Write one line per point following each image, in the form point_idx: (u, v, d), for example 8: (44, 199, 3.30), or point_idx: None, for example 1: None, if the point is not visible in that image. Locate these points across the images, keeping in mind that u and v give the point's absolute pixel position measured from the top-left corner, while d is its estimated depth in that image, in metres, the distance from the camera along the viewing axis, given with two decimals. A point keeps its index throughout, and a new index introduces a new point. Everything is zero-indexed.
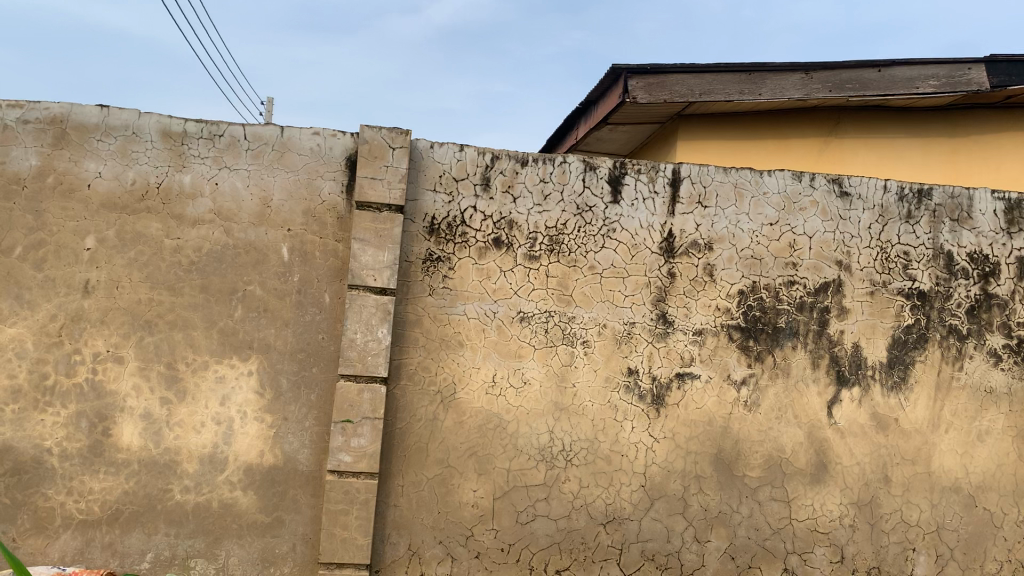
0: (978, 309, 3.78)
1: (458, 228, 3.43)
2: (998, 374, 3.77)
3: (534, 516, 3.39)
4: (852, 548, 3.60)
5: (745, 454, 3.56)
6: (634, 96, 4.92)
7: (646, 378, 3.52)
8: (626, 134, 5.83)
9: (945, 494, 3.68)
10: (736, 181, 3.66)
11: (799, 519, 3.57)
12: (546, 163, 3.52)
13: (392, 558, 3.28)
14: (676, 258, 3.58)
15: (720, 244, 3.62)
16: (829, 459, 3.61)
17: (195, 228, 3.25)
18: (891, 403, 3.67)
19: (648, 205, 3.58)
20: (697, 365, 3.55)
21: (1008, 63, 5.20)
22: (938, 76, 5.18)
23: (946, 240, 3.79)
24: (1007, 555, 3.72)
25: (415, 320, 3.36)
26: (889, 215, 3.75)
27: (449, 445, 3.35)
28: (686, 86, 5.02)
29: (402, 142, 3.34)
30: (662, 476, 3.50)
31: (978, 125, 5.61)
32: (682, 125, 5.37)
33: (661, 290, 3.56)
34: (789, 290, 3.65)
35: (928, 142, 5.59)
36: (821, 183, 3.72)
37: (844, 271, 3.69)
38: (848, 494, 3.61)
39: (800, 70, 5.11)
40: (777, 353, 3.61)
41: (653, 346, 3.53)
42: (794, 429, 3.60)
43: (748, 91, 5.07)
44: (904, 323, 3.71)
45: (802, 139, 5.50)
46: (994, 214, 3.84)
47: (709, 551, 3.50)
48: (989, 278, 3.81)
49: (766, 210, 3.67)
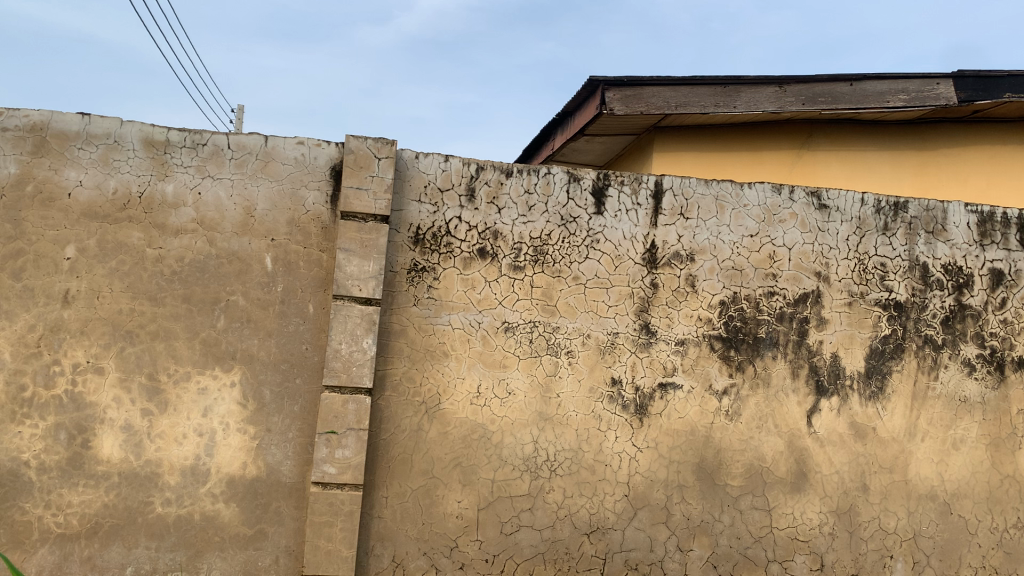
0: (952, 319, 3.85)
1: (443, 238, 3.43)
2: (973, 384, 3.84)
3: (519, 526, 3.39)
4: (832, 556, 3.64)
5: (727, 463, 3.59)
6: (611, 108, 4.97)
7: (630, 388, 3.54)
8: (602, 145, 5.87)
9: (922, 501, 3.74)
10: (718, 193, 3.70)
11: (780, 527, 3.61)
12: (531, 174, 3.54)
13: (376, 569, 3.26)
14: (659, 269, 3.62)
15: (702, 255, 3.66)
16: (808, 468, 3.65)
17: (177, 237, 3.22)
18: (869, 412, 3.72)
19: (631, 216, 3.61)
20: (680, 374, 3.58)
21: (975, 78, 5.31)
22: (907, 90, 5.28)
23: (922, 252, 3.86)
24: (982, 561, 3.78)
25: (399, 330, 3.36)
26: (866, 227, 3.81)
27: (434, 456, 3.35)
28: (663, 98, 5.07)
29: (387, 152, 3.34)
30: (645, 485, 3.52)
31: (945, 139, 5.73)
32: (659, 137, 5.43)
33: (644, 300, 3.59)
34: (769, 300, 3.69)
35: (897, 155, 5.69)
36: (800, 195, 3.77)
37: (822, 282, 3.75)
38: (828, 502, 3.66)
39: (774, 83, 5.18)
40: (757, 363, 3.65)
41: (637, 356, 3.56)
42: (774, 438, 3.64)
43: (723, 103, 5.14)
44: (881, 333, 3.77)
45: (775, 152, 5.58)
46: (968, 226, 3.91)
47: (692, 560, 3.53)
48: (963, 289, 3.88)
49: (747, 222, 3.72)
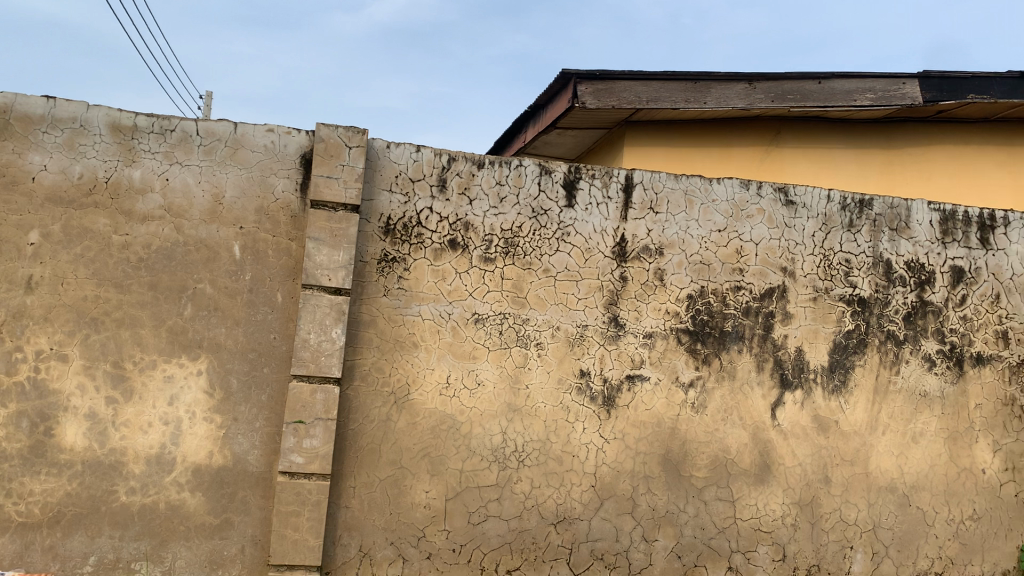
0: (914, 315, 3.92)
1: (414, 228, 3.43)
2: (933, 378, 3.92)
3: (486, 517, 3.41)
4: (794, 546, 3.70)
5: (692, 455, 3.64)
6: (583, 101, 4.99)
7: (598, 380, 3.57)
8: (573, 138, 5.89)
9: (882, 493, 3.82)
10: (687, 188, 3.73)
11: (743, 518, 3.66)
12: (502, 166, 3.54)
13: (343, 559, 3.26)
14: (628, 263, 3.64)
15: (671, 249, 3.69)
16: (772, 459, 3.71)
17: (144, 224, 3.19)
18: (831, 405, 3.79)
19: (602, 209, 3.63)
20: (648, 367, 3.62)
21: (940, 78, 5.40)
22: (874, 89, 5.35)
23: (885, 249, 3.92)
24: (939, 552, 3.86)
25: (369, 320, 3.35)
26: (832, 224, 3.87)
27: (402, 446, 3.35)
28: (634, 92, 5.10)
29: (358, 141, 3.33)
30: (612, 476, 3.55)
31: (910, 138, 5.83)
32: (630, 132, 5.46)
33: (613, 293, 3.62)
34: (736, 295, 3.74)
35: (863, 153, 5.78)
36: (767, 191, 3.81)
37: (788, 277, 3.80)
38: (791, 494, 3.72)
39: (744, 80, 5.23)
40: (723, 356, 3.69)
41: (605, 349, 3.59)
42: (738, 430, 3.69)
43: (694, 99, 5.19)
44: (844, 328, 3.83)
45: (744, 148, 5.64)
46: (930, 224, 3.98)
47: (656, 550, 3.57)
48: (925, 286, 3.95)
49: (716, 217, 3.75)
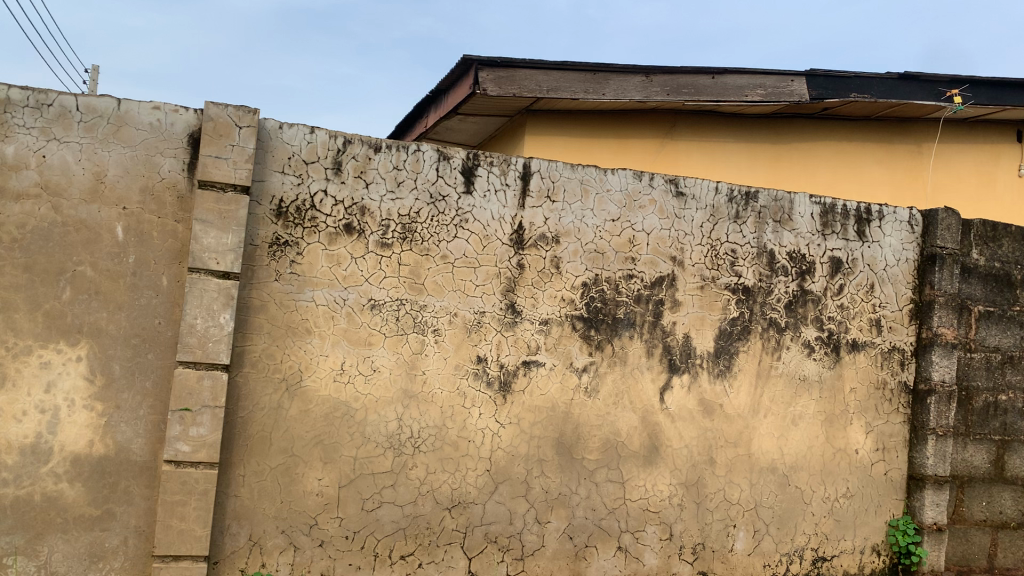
0: (795, 304, 4.10)
1: (307, 212, 3.37)
2: (811, 363, 4.10)
3: (380, 503, 3.40)
4: (681, 526, 3.84)
5: (584, 438, 3.72)
6: (484, 88, 5.00)
7: (494, 365, 3.60)
8: (475, 124, 5.90)
9: (763, 473, 3.99)
10: (583, 177, 3.80)
11: (633, 499, 3.77)
12: (399, 150, 3.52)
13: (232, 548, 3.20)
14: (525, 250, 3.68)
15: (567, 237, 3.75)
16: (660, 442, 3.83)
17: (18, 203, 3.03)
18: (717, 389, 3.94)
19: (500, 196, 3.66)
20: (543, 353, 3.68)
21: (825, 77, 5.65)
22: (764, 85, 5.55)
23: (769, 240, 4.08)
24: (815, 528, 4.06)
25: (259, 306, 3.28)
26: (719, 215, 4.01)
27: (294, 434, 3.30)
28: (534, 81, 5.14)
29: (249, 121, 3.24)
30: (507, 460, 3.59)
31: (798, 134, 6.07)
32: (530, 120, 5.51)
33: (510, 280, 3.65)
34: (628, 283, 3.83)
35: (754, 147, 5.99)
36: (659, 182, 3.92)
37: (678, 266, 3.92)
38: (678, 475, 3.85)
39: (641, 73, 5.34)
40: (615, 342, 3.79)
41: (502, 335, 3.62)
42: (629, 414, 3.79)
43: (593, 90, 5.27)
44: (730, 315, 3.98)
45: (641, 139, 5.78)
46: (811, 216, 4.15)
47: (549, 531, 3.64)
48: (805, 275, 4.13)
49: (610, 206, 3.84)
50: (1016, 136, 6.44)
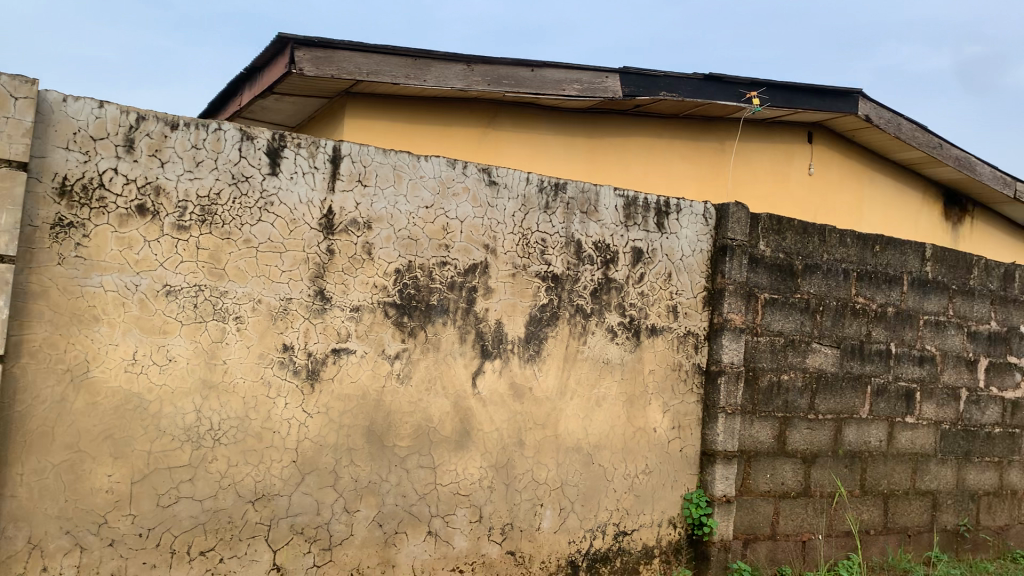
0: (600, 291, 4.25)
1: (95, 191, 3.16)
2: (615, 347, 4.27)
3: (177, 498, 3.26)
4: (490, 507, 3.93)
5: (395, 425, 3.72)
6: (300, 68, 4.87)
7: (302, 354, 3.53)
8: (293, 105, 5.74)
9: (568, 454, 4.14)
10: (395, 163, 3.78)
11: (444, 483, 3.82)
12: (199, 129, 3.37)
13: (7, 553, 2.96)
14: (335, 235, 3.63)
15: (378, 223, 3.73)
16: (471, 426, 3.90)
17: None
18: (526, 373, 4.04)
19: (308, 179, 3.58)
20: (353, 340, 3.64)
21: (637, 75, 5.89)
22: (581, 80, 5.72)
23: (576, 230, 4.22)
24: (617, 504, 4.23)
25: (39, 291, 3.05)
26: (530, 205, 4.11)
27: (80, 429, 3.10)
28: (354, 64, 5.06)
29: (26, 91, 2.99)
30: (314, 450, 3.54)
31: (612, 128, 6.32)
32: (349, 103, 5.43)
33: (319, 266, 3.58)
34: (441, 270, 3.86)
35: (570, 139, 6.18)
36: (472, 171, 3.97)
37: (490, 254, 3.99)
38: (488, 457, 3.93)
39: (462, 61, 5.36)
40: (428, 329, 3.81)
41: (310, 322, 3.55)
42: (440, 400, 3.83)
43: (413, 75, 5.23)
44: (540, 302, 4.09)
45: (461, 127, 5.82)
46: (615, 208, 4.32)
47: (358, 520, 3.62)
48: (609, 264, 4.28)
49: (423, 193, 3.85)
50: (805, 138, 7.00)
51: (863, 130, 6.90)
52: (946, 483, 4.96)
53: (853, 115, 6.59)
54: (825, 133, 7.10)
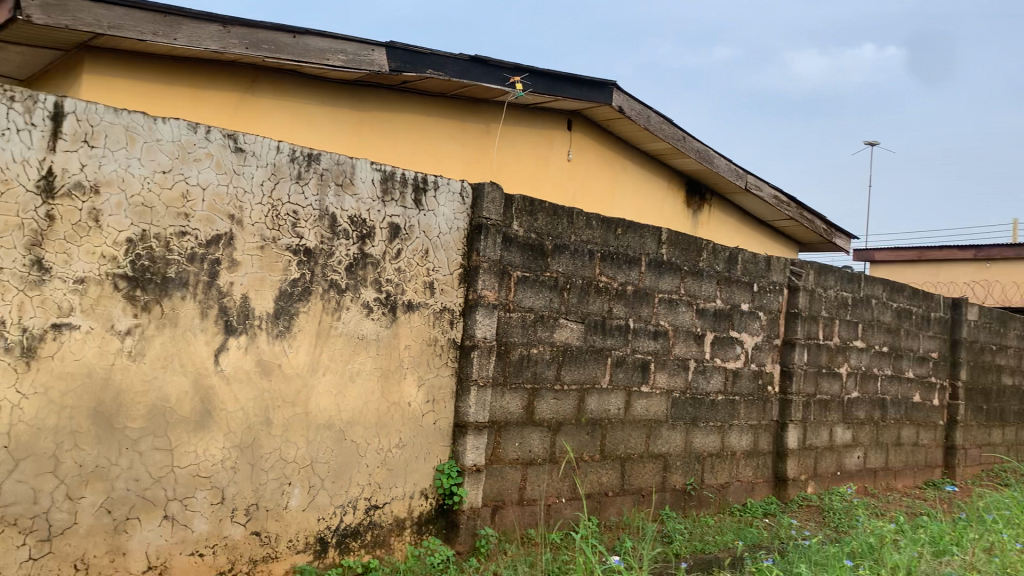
0: (355, 267, 3.88)
1: None
2: (370, 323, 3.93)
3: None
4: (232, 489, 3.48)
5: (126, 405, 3.19)
6: (27, 15, 4.40)
7: (13, 329, 2.95)
8: (22, 55, 5.20)
9: (319, 431, 3.75)
10: (127, 123, 3.22)
11: (181, 465, 3.33)
12: None
13: None
14: (55, 200, 3.04)
15: (108, 188, 3.16)
16: (213, 405, 3.42)
17: None
18: (274, 349, 3.61)
19: (21, 137, 2.97)
20: (77, 315, 3.09)
21: (404, 50, 5.87)
22: (346, 51, 5.62)
23: (331, 203, 3.81)
24: (369, 479, 3.92)
25: None
26: (281, 175, 3.65)
27: None
28: (92, 15, 4.64)
29: None
30: (29, 434, 2.97)
31: (378, 103, 6.27)
32: (89, 59, 4.99)
33: (35, 234, 3.00)
34: (179, 241, 3.34)
35: (335, 113, 6.06)
36: (216, 135, 3.46)
37: (235, 225, 3.50)
38: (231, 438, 3.47)
39: (218, 22, 5.06)
40: (164, 303, 3.30)
41: (24, 295, 2.97)
42: (177, 378, 3.33)
43: (162, 33, 4.88)
44: (291, 276, 3.66)
45: (218, 92, 5.52)
46: (372, 182, 3.96)
47: (82, 507, 3.08)
48: (366, 239, 3.92)
49: (159, 156, 3.30)
50: (565, 125, 7.33)
51: (617, 120, 7.35)
52: (674, 446, 5.35)
53: (608, 105, 6.99)
54: (583, 121, 7.48)
